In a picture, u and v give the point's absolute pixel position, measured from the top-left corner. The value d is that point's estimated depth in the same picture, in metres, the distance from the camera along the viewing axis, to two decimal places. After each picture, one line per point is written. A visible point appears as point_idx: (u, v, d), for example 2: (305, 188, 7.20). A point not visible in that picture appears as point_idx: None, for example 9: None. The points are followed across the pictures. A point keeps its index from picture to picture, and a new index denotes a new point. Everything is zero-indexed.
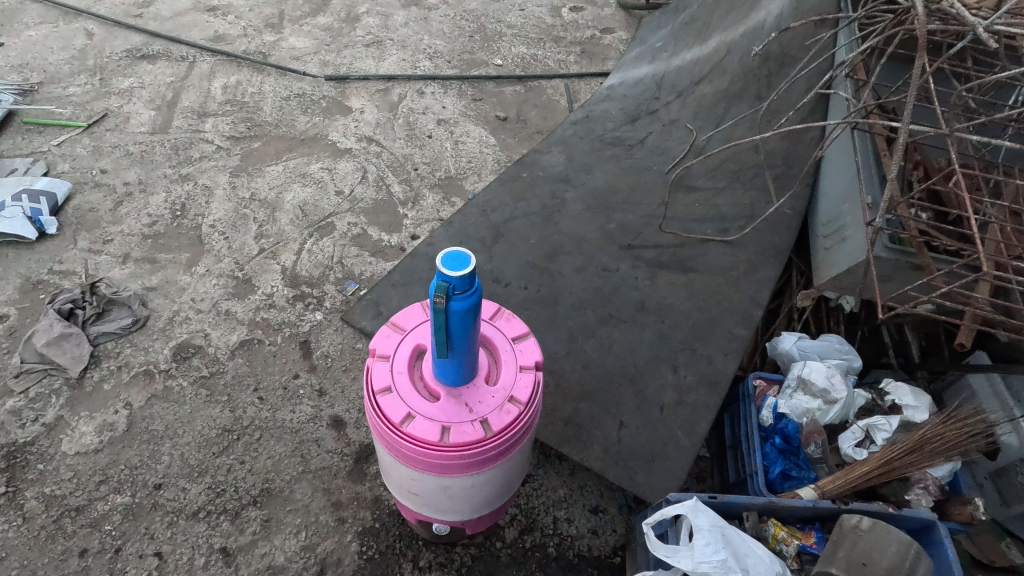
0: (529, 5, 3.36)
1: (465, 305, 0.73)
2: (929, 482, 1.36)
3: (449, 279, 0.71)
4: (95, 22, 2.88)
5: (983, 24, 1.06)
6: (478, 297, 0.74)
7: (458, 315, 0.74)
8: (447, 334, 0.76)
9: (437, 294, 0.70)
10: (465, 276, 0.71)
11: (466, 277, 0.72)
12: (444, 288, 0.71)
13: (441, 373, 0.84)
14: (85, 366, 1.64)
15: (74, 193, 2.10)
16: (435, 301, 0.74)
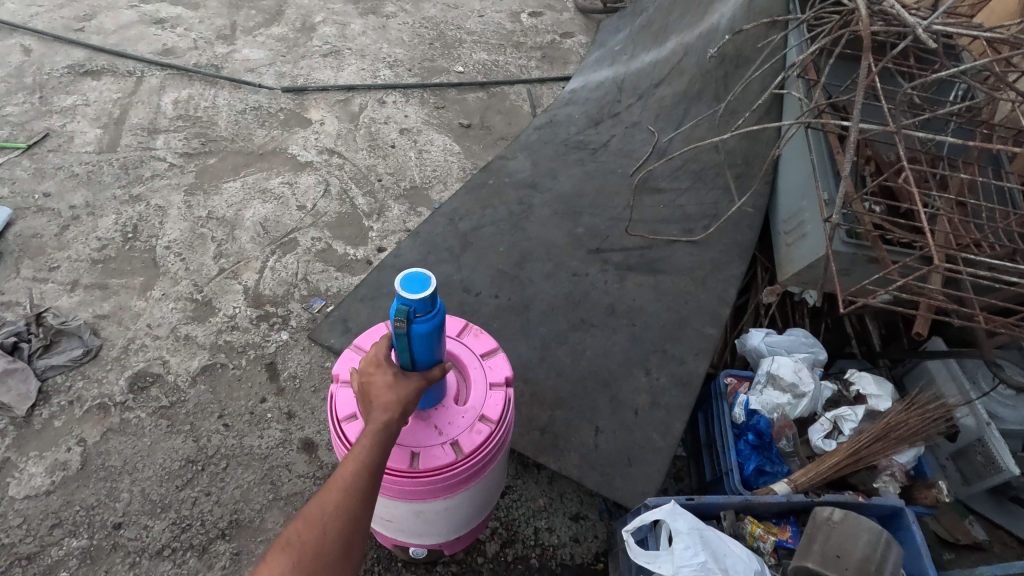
0: (488, 11, 3.35)
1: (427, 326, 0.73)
2: (895, 469, 1.39)
3: (409, 304, 0.70)
4: (33, 38, 2.74)
5: (922, 24, 1.10)
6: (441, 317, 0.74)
7: (421, 337, 0.73)
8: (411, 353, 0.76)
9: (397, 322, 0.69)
10: (426, 299, 0.70)
11: (426, 300, 0.71)
12: (404, 315, 0.70)
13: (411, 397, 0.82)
14: (33, 403, 1.55)
15: (15, 219, 1.99)
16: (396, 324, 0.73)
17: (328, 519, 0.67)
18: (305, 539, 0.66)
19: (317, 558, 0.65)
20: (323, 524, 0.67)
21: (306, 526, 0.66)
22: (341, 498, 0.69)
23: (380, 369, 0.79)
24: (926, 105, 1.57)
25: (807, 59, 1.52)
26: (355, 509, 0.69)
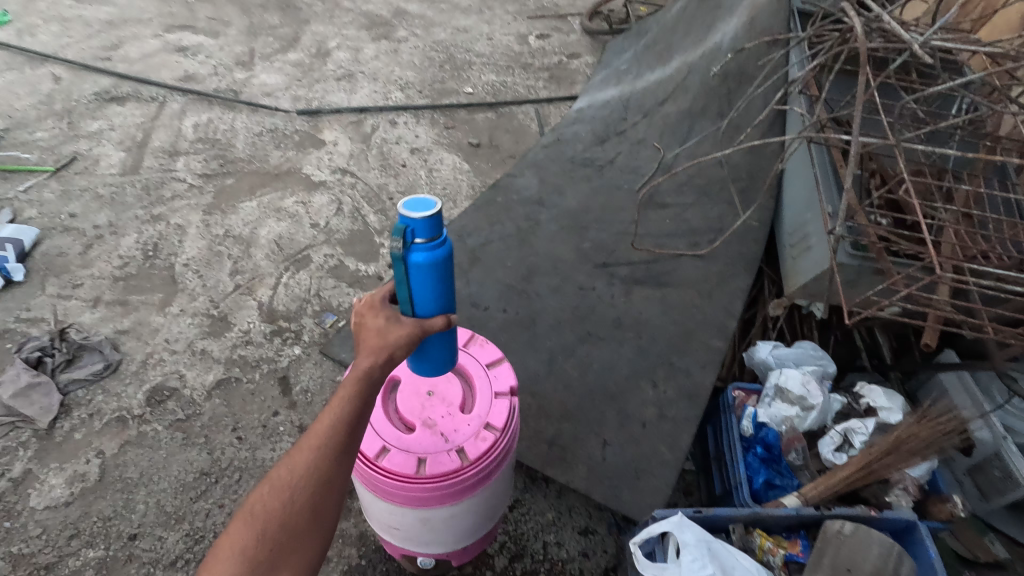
0: (497, 34, 3.45)
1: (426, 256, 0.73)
2: (908, 482, 1.37)
3: (408, 228, 0.71)
4: (63, 67, 2.88)
5: (920, 39, 1.12)
6: (442, 250, 0.74)
7: (419, 267, 0.74)
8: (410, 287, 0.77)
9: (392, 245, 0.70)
10: (424, 223, 0.70)
11: (425, 226, 0.71)
12: (401, 238, 0.71)
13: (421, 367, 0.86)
14: (55, 416, 1.59)
15: (42, 238, 2.07)
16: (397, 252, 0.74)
17: (295, 482, 0.71)
18: (270, 504, 0.70)
19: (285, 517, 0.70)
20: (289, 485, 0.71)
21: (275, 487, 0.71)
22: (309, 459, 0.72)
23: (373, 312, 0.81)
24: (929, 118, 1.59)
25: (808, 75, 1.55)
26: (322, 471, 0.73)
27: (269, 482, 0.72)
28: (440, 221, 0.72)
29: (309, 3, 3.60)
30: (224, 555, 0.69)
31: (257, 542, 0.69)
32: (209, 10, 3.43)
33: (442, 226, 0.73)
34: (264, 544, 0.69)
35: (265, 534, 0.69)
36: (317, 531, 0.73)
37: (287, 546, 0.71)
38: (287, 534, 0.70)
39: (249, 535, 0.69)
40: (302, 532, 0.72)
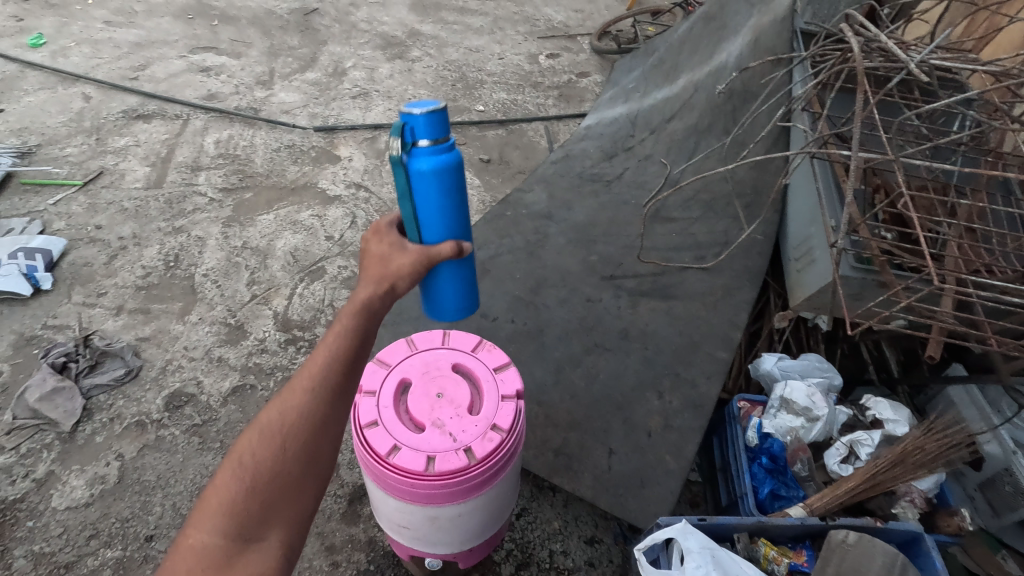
0: (508, 54, 3.54)
1: (422, 157, 0.88)
2: (915, 495, 1.37)
3: (407, 125, 0.86)
4: (93, 86, 3.01)
5: (917, 59, 1.15)
6: (437, 152, 0.88)
7: (416, 169, 0.88)
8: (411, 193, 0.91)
9: (391, 141, 0.85)
10: (421, 121, 0.86)
11: (422, 124, 0.86)
12: (400, 136, 0.86)
13: (445, 307, 1.07)
14: (77, 420, 1.65)
15: (70, 249, 2.15)
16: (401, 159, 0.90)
17: (287, 432, 0.74)
18: (261, 456, 0.72)
19: (276, 466, 0.73)
20: (281, 436, 0.74)
21: (262, 437, 0.74)
22: (300, 411, 0.75)
23: (378, 239, 0.93)
24: (931, 134, 1.61)
25: (810, 93, 1.59)
26: (314, 422, 0.76)
27: (255, 433, 0.74)
28: (437, 120, 0.87)
29: (328, 25, 3.73)
30: (213, 509, 0.70)
31: (248, 492, 0.71)
32: (232, 32, 3.57)
33: (440, 128, 0.88)
34: (257, 495, 0.71)
35: (256, 485, 0.71)
36: (311, 481, 0.76)
37: (281, 497, 0.73)
38: (281, 484, 0.73)
39: (239, 486, 0.71)
40: (295, 483, 0.74)
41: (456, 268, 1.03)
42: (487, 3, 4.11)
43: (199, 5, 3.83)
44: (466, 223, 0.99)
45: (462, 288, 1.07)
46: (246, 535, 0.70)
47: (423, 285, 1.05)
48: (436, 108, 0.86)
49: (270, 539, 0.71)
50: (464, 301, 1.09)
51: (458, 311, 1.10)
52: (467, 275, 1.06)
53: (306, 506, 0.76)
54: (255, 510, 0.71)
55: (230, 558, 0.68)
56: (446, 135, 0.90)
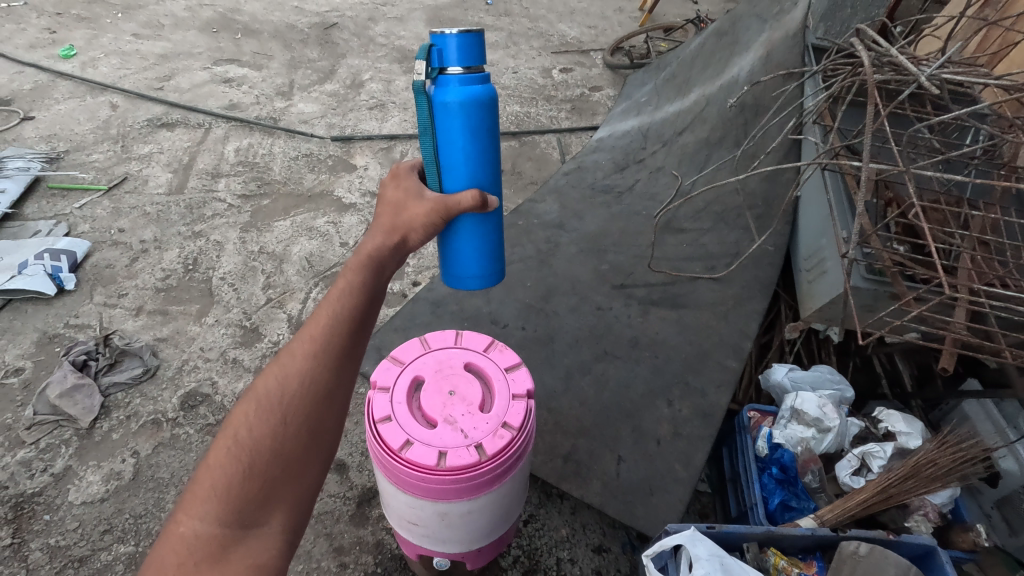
0: (522, 68, 3.61)
1: (447, 85, 0.92)
2: (928, 509, 1.36)
3: (436, 48, 0.90)
4: (120, 95, 3.11)
5: (928, 71, 1.16)
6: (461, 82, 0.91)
7: (439, 98, 0.92)
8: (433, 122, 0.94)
9: (418, 61, 0.89)
10: (449, 44, 0.90)
11: (451, 48, 0.90)
12: (428, 59, 0.90)
13: (465, 269, 1.09)
14: (95, 416, 1.68)
15: (93, 251, 2.21)
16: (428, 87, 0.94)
17: (286, 409, 0.77)
18: (258, 434, 0.75)
19: (270, 451, 0.75)
20: (280, 413, 0.77)
21: (254, 421, 0.76)
22: (298, 388, 0.78)
23: (395, 183, 0.97)
24: (943, 148, 1.61)
25: (821, 106, 1.60)
26: (313, 397, 0.79)
27: (245, 418, 0.77)
28: (466, 47, 0.90)
29: (346, 38, 3.83)
30: (204, 494, 0.72)
31: (242, 476, 0.73)
32: (254, 45, 3.68)
33: (467, 57, 0.91)
34: (250, 480, 0.74)
35: (250, 469, 0.74)
36: (307, 464, 0.78)
37: (277, 481, 0.75)
38: (275, 468, 0.75)
39: (233, 471, 0.74)
40: (290, 466, 0.77)
41: (478, 222, 1.04)
42: (502, 18, 4.20)
43: (223, 18, 3.96)
44: (489, 167, 1.01)
45: (483, 248, 1.07)
46: (241, 520, 0.72)
47: (443, 242, 1.07)
48: (466, 34, 0.90)
49: (268, 523, 0.74)
50: (485, 264, 1.10)
51: (478, 274, 1.10)
52: (488, 234, 1.06)
53: (303, 490, 0.78)
54: (250, 495, 0.73)
55: (226, 544, 0.71)
56: (474, 65, 0.93)
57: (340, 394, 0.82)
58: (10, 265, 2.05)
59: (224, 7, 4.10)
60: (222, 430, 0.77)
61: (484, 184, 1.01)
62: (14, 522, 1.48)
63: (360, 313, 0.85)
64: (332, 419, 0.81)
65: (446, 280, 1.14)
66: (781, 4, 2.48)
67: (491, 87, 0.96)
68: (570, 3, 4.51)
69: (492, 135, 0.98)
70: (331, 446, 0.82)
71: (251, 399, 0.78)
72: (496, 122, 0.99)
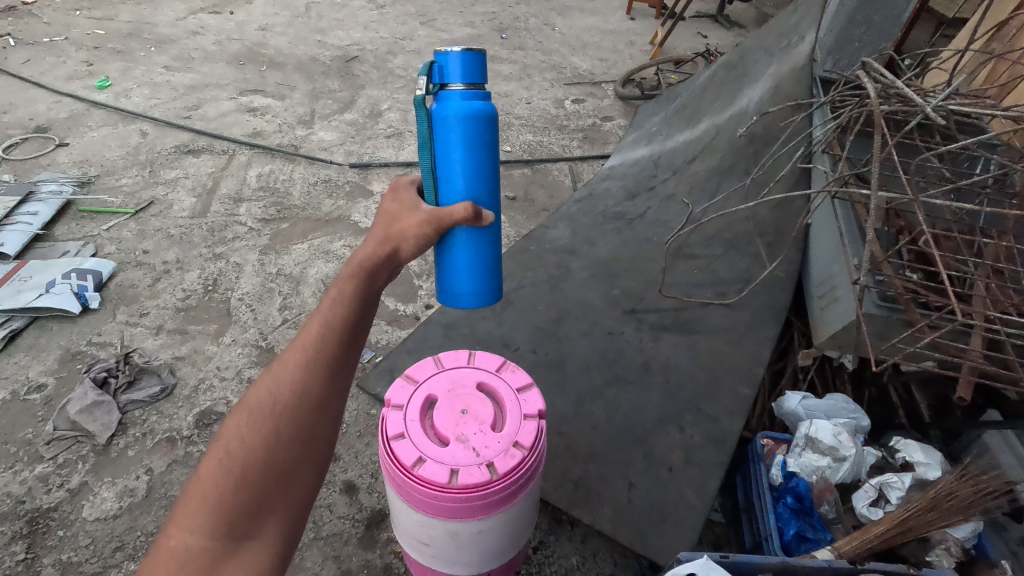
0: (536, 99, 3.71)
1: (446, 99, 0.98)
2: (951, 543, 1.31)
3: (437, 65, 0.97)
4: (150, 124, 3.25)
5: (936, 102, 1.17)
6: (460, 96, 0.97)
7: (438, 114, 0.98)
8: (432, 135, 1.00)
9: (420, 77, 0.97)
10: (450, 60, 0.96)
11: (451, 64, 0.96)
12: (428, 75, 0.97)
13: (459, 283, 1.11)
14: (112, 433, 1.71)
15: (118, 271, 2.28)
16: (430, 104, 1.00)
17: (278, 419, 0.79)
18: (250, 444, 0.77)
19: (262, 461, 0.77)
20: (272, 423, 0.79)
21: (247, 432, 0.78)
22: (290, 398, 0.80)
23: (394, 197, 0.98)
24: (953, 177, 1.62)
25: (830, 135, 1.63)
26: (305, 407, 0.81)
27: (238, 429, 0.79)
28: (465, 64, 0.96)
29: (366, 71, 3.98)
30: (197, 506, 0.74)
31: (233, 488, 0.75)
32: (279, 76, 3.84)
33: (467, 73, 0.97)
34: (242, 492, 0.75)
35: (241, 481, 0.75)
36: (300, 475, 0.80)
37: (269, 492, 0.77)
38: (266, 479, 0.77)
39: (224, 483, 0.75)
40: (282, 477, 0.78)
41: (472, 236, 1.06)
42: (516, 51, 4.34)
43: (250, 52, 4.14)
44: (486, 182, 1.04)
45: (477, 264, 1.09)
46: (233, 532, 0.74)
47: (439, 256, 1.09)
48: (466, 52, 0.96)
49: (261, 534, 0.76)
50: (479, 280, 1.11)
51: (472, 290, 1.12)
52: (482, 249, 1.08)
53: (296, 501, 0.80)
54: (242, 507, 0.75)
55: (218, 557, 0.72)
56: (474, 82, 0.98)
57: (332, 403, 0.84)
58: (39, 284, 2.12)
59: (251, 41, 4.30)
60: (214, 442, 0.79)
61: (479, 197, 1.04)
62: (29, 537, 1.49)
63: (353, 322, 0.87)
64: (324, 429, 0.83)
65: (443, 297, 1.16)
66: (789, 38, 2.54)
67: (491, 103, 1.01)
68: (583, 37, 4.66)
69: (491, 150, 1.02)
70: (324, 457, 0.83)
71: (243, 410, 0.80)
72: (495, 137, 1.03)
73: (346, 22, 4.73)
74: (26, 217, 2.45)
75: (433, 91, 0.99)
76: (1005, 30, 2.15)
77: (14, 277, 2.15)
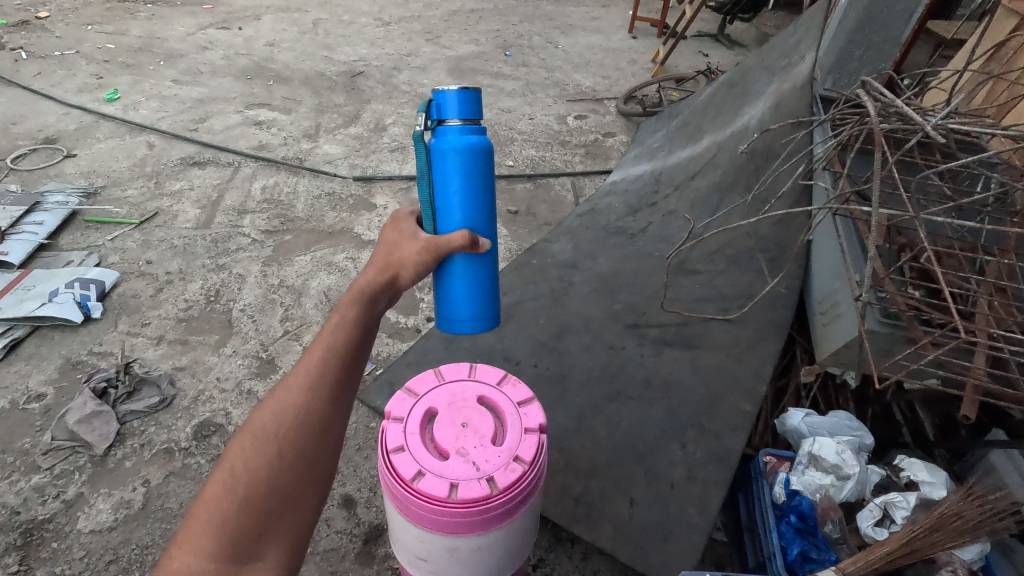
0: (538, 115, 3.75)
1: (444, 135, 0.99)
2: (958, 565, 1.29)
3: (435, 103, 0.99)
4: (157, 136, 3.29)
5: (936, 121, 1.17)
6: (457, 132, 0.98)
7: (435, 151, 0.99)
8: (430, 168, 1.01)
9: (418, 115, 0.99)
10: (447, 98, 0.98)
11: (448, 102, 0.98)
12: (427, 113, 0.99)
13: (457, 310, 1.11)
14: (110, 444, 1.70)
15: (120, 281, 2.29)
16: (428, 139, 1.02)
17: (282, 441, 0.79)
18: (254, 466, 0.77)
19: (265, 483, 0.76)
20: (275, 445, 0.78)
21: (251, 453, 0.78)
22: (294, 419, 0.80)
23: (394, 227, 0.99)
24: (954, 195, 1.62)
25: (831, 152, 1.64)
26: (309, 428, 0.80)
27: (242, 450, 0.78)
28: (461, 101, 0.98)
29: (371, 86, 4.04)
30: (200, 529, 0.73)
31: (237, 511, 0.74)
32: (285, 91, 3.89)
33: (464, 110, 0.99)
34: (245, 515, 0.74)
35: (245, 504, 0.75)
36: (302, 498, 0.79)
37: (271, 515, 0.76)
38: (269, 502, 0.76)
39: (227, 505, 0.74)
40: (286, 500, 0.77)
41: (470, 263, 1.06)
42: (520, 68, 4.40)
43: (258, 67, 4.20)
44: (483, 213, 1.04)
45: (475, 290, 1.09)
46: (235, 555, 0.72)
47: (437, 284, 1.09)
48: (463, 90, 0.98)
49: (263, 558, 0.75)
50: (477, 306, 1.11)
51: (470, 316, 1.11)
52: (480, 277, 1.08)
53: (298, 526, 0.78)
54: (245, 530, 0.74)
55: None
56: (471, 118, 1.00)
57: (334, 425, 0.83)
58: (42, 294, 2.12)
59: (259, 56, 4.37)
60: (217, 465, 0.78)
61: (477, 227, 1.04)
62: (22, 550, 1.48)
63: (355, 345, 0.87)
64: (327, 453, 0.82)
65: (441, 324, 1.15)
66: (789, 57, 2.56)
67: (487, 138, 1.02)
68: (586, 55, 4.72)
69: (487, 182, 1.03)
70: (326, 481, 0.82)
71: (247, 432, 0.80)
72: (492, 170, 1.04)
73: (353, 39, 4.81)
74: (31, 227, 2.46)
75: (431, 127, 1.01)
76: (1004, 51, 2.18)
77: (18, 286, 2.16)
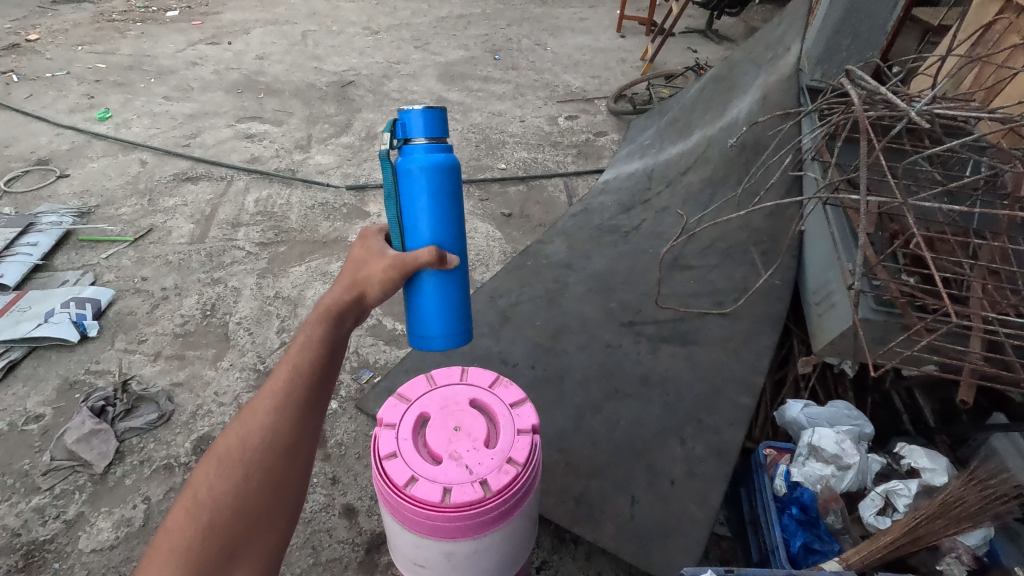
0: (529, 117, 3.76)
1: (410, 153, 0.99)
2: (961, 551, 1.28)
3: (400, 123, 0.99)
4: (149, 153, 3.30)
5: (920, 107, 1.15)
6: (423, 150, 0.98)
7: (401, 170, 0.99)
8: (397, 187, 1.01)
9: (383, 134, 0.99)
10: (412, 117, 0.98)
11: (414, 121, 0.98)
12: (393, 133, 0.99)
13: (429, 325, 1.10)
14: (109, 462, 1.70)
15: (116, 299, 2.29)
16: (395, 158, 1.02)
17: (247, 464, 0.79)
18: (217, 491, 0.76)
19: (231, 508, 0.76)
20: (239, 468, 0.78)
21: (215, 478, 0.77)
22: (259, 441, 0.80)
23: (363, 243, 1.00)
24: (943, 180, 1.62)
25: (818, 143, 1.63)
26: (274, 449, 0.80)
27: (206, 476, 0.78)
28: (427, 121, 0.98)
29: (362, 95, 4.05)
30: (162, 559, 0.72)
31: (201, 537, 0.73)
32: (276, 103, 3.91)
33: (430, 129, 0.99)
34: (209, 542, 0.74)
35: (210, 530, 0.74)
36: (270, 521, 0.78)
37: (237, 541, 0.75)
38: (234, 526, 0.76)
39: (190, 533, 0.74)
40: (252, 523, 0.77)
41: (440, 280, 1.06)
42: (510, 72, 4.41)
43: (247, 80, 4.22)
44: (451, 229, 1.04)
45: (445, 306, 1.09)
46: None
47: (409, 301, 1.09)
48: (428, 110, 0.98)
49: None
50: (447, 322, 1.10)
51: (441, 333, 1.11)
52: (450, 293, 1.08)
53: (266, 549, 0.78)
54: (210, 557, 0.73)
55: None
56: (437, 136, 1.00)
57: (302, 446, 0.83)
58: (38, 314, 2.13)
59: (249, 70, 4.39)
60: (181, 492, 0.77)
61: (446, 244, 1.04)
62: (24, 571, 1.47)
63: (322, 364, 0.88)
64: (295, 474, 0.82)
65: (412, 340, 1.15)
66: (775, 49, 2.56)
67: (455, 156, 1.03)
68: (575, 56, 4.73)
69: (455, 200, 1.03)
70: (295, 502, 0.82)
71: (211, 458, 0.80)
72: (460, 187, 1.04)
73: (342, 49, 4.83)
74: (26, 248, 2.47)
75: (397, 146, 1.01)
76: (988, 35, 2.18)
77: (13, 308, 2.17)
